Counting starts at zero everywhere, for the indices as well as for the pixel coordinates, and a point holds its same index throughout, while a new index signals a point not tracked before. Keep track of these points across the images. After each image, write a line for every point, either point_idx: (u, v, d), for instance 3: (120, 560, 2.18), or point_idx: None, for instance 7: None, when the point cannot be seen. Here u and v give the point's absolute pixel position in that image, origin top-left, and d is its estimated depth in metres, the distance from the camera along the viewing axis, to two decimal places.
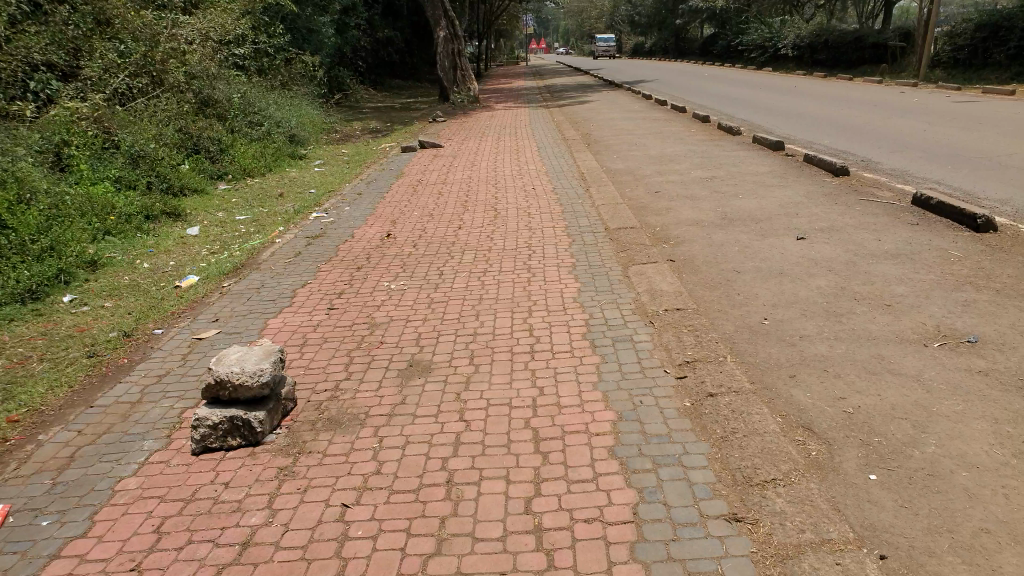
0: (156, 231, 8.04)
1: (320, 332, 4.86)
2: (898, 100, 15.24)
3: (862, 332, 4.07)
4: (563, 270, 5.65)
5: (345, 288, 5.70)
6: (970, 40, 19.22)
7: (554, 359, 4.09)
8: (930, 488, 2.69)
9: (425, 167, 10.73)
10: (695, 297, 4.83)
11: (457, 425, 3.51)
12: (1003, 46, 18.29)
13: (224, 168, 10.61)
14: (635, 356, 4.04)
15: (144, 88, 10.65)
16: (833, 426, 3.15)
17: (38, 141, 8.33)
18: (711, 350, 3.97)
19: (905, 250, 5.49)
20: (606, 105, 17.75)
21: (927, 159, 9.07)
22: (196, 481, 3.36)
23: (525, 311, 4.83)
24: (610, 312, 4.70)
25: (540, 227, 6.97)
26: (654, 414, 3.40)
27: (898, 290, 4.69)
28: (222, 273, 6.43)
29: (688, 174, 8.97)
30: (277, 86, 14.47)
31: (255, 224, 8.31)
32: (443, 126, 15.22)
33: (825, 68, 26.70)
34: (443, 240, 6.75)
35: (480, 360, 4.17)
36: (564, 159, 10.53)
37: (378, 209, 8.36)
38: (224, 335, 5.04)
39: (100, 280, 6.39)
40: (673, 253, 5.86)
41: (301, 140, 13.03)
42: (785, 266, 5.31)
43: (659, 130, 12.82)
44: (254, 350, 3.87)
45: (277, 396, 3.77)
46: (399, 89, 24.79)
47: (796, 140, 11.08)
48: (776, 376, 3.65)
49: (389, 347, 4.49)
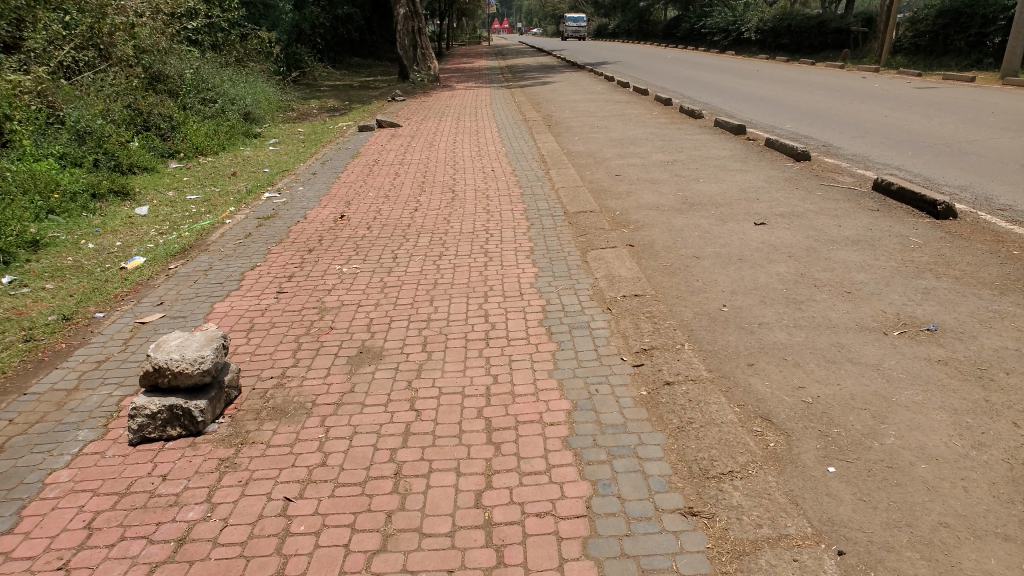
0: (103, 210, 7.71)
1: (269, 317, 4.66)
2: (861, 85, 15.33)
3: (821, 319, 4.03)
4: (521, 254, 5.52)
5: (295, 271, 5.50)
6: (932, 25, 19.35)
7: (510, 346, 3.97)
8: (889, 480, 2.64)
9: (382, 147, 10.48)
10: (653, 283, 4.74)
11: (408, 414, 3.36)
12: (965, 31, 18.42)
13: (175, 146, 10.24)
14: (591, 343, 3.94)
15: (91, 62, 10.36)
16: (791, 416, 3.09)
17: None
18: (669, 338, 3.89)
19: (865, 236, 5.47)
20: (570, 86, 17.60)
21: (887, 144, 9.12)
22: (132, 472, 3.11)
23: (481, 296, 4.70)
24: (567, 298, 4.59)
25: (498, 210, 6.83)
26: (610, 403, 3.30)
27: (857, 277, 4.66)
28: (169, 255, 6.18)
29: (648, 157, 8.89)
30: (231, 63, 14.04)
31: (206, 204, 8.04)
32: (404, 106, 14.94)
33: (788, 52, 26.78)
34: (398, 223, 6.57)
35: (433, 347, 4.03)
36: (524, 141, 10.37)
37: (333, 190, 8.15)
38: (169, 319, 4.80)
39: (43, 260, 6.11)
40: (632, 238, 5.77)
41: (256, 119, 12.64)
42: (744, 251, 5.25)
43: (621, 112, 12.71)
44: (196, 337, 3.60)
45: (220, 383, 3.53)
46: (358, 68, 24.31)
47: (757, 124, 11.08)
48: (734, 364, 3.58)
49: (340, 333, 4.32)
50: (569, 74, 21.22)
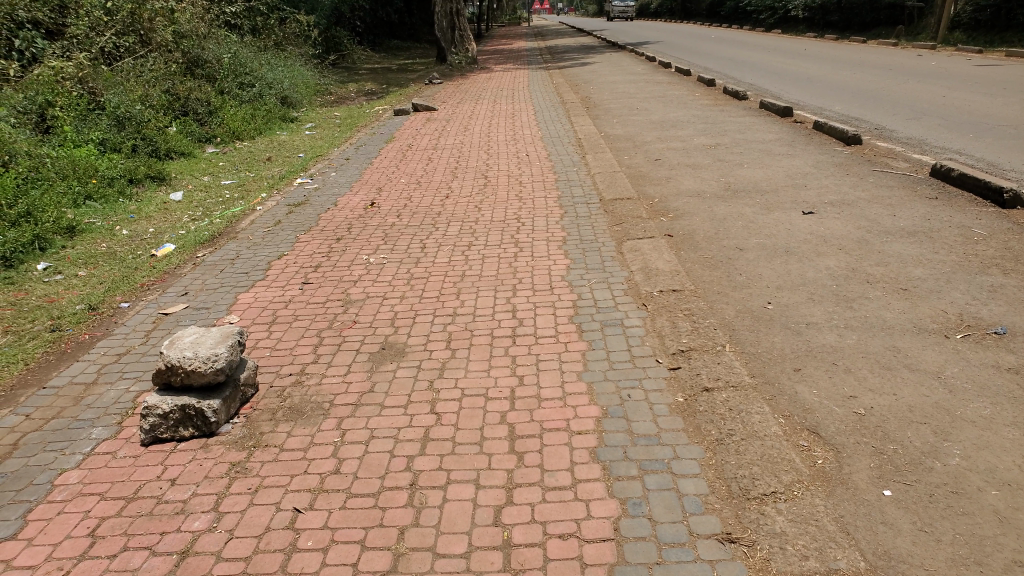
0: (139, 196, 7.65)
1: (292, 310, 4.51)
2: (915, 64, 14.67)
3: (876, 319, 3.74)
4: (554, 244, 5.30)
5: (321, 261, 5.34)
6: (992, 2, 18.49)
7: (539, 345, 3.75)
8: (954, 508, 2.38)
9: (417, 131, 10.30)
10: (693, 277, 4.47)
11: (427, 418, 3.17)
12: None
13: (212, 131, 10.13)
14: (625, 343, 3.70)
15: (131, 47, 10.46)
16: (842, 430, 2.82)
17: (19, 102, 8.13)
18: (708, 339, 3.62)
19: (923, 227, 5.12)
20: (610, 67, 17.21)
21: (944, 127, 8.64)
22: (141, 476, 2.94)
23: (509, 290, 4.49)
24: (601, 293, 4.35)
25: (531, 197, 6.60)
26: (643, 411, 3.07)
27: (914, 272, 4.34)
28: (198, 242, 6.08)
29: (690, 141, 8.55)
30: (270, 47, 13.98)
31: (239, 190, 7.96)
32: (441, 88, 14.75)
33: (837, 31, 25.91)
34: (429, 210, 6.39)
35: (458, 344, 3.83)
36: (562, 124, 10.08)
37: (366, 176, 8.00)
38: (191, 311, 4.68)
39: (77, 247, 6.06)
40: (671, 227, 5.50)
41: (294, 103, 12.51)
42: (790, 243, 4.94)
43: (663, 94, 12.32)
44: (210, 335, 3.40)
45: (235, 381, 3.34)
46: (398, 50, 24.10)
47: (805, 106, 10.63)
48: (779, 369, 3.31)
49: (362, 327, 4.15)
50: (609, 55, 20.77)
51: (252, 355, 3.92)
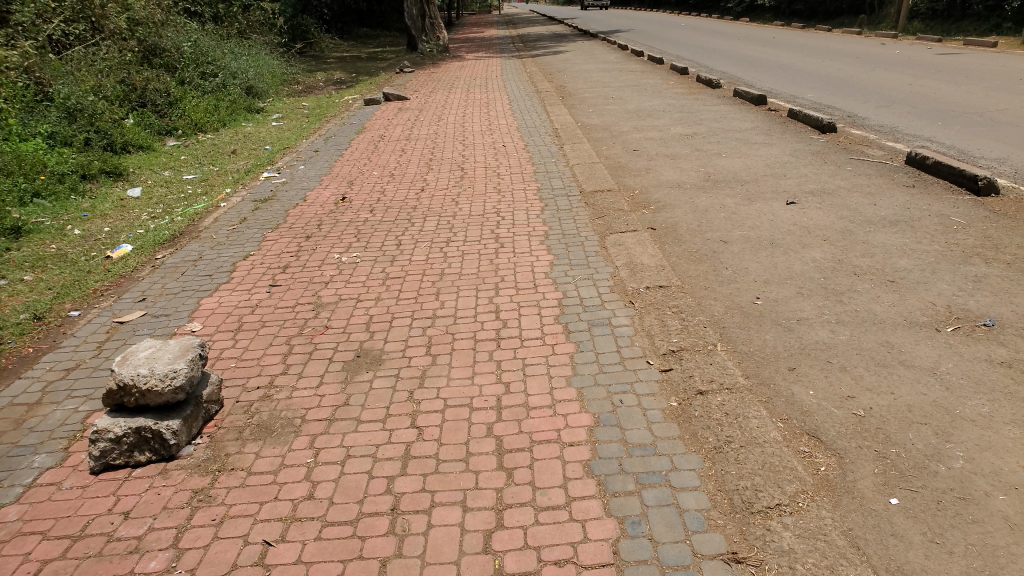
0: (93, 193, 7.35)
1: (259, 315, 4.33)
2: (880, 52, 14.73)
3: (866, 314, 3.63)
4: (535, 239, 5.15)
5: (291, 261, 5.13)
6: None
7: (524, 348, 3.61)
8: (964, 516, 2.27)
9: (388, 122, 10.07)
10: (679, 272, 4.36)
11: (408, 433, 3.05)
12: None
13: (173, 123, 9.78)
14: (614, 344, 3.57)
15: (82, 35, 10.08)
16: (842, 434, 2.72)
17: None
18: (699, 337, 3.51)
19: (904, 216, 5.05)
20: (580, 56, 17.08)
21: (914, 114, 8.61)
22: (91, 510, 2.81)
23: (491, 289, 4.33)
24: (586, 290, 4.21)
25: (509, 190, 6.43)
26: (637, 418, 2.98)
27: (900, 263, 4.24)
28: (157, 243, 5.82)
29: (666, 130, 8.44)
30: (233, 35, 13.60)
31: (203, 185, 7.68)
32: (411, 77, 14.49)
33: (802, 19, 26.02)
34: (404, 205, 6.20)
35: (438, 349, 3.68)
36: (537, 114, 9.92)
37: (335, 168, 7.77)
38: (149, 319, 4.48)
39: (25, 249, 5.76)
40: (653, 220, 5.38)
41: (259, 93, 12.15)
42: (774, 235, 4.84)
43: (637, 82, 12.21)
44: (168, 350, 3.33)
45: (196, 399, 3.26)
46: (365, 38, 23.67)
47: (777, 94, 10.56)
48: (773, 368, 3.20)
49: (335, 333, 3.98)
50: (580, 43, 20.59)
51: (217, 368, 3.76)
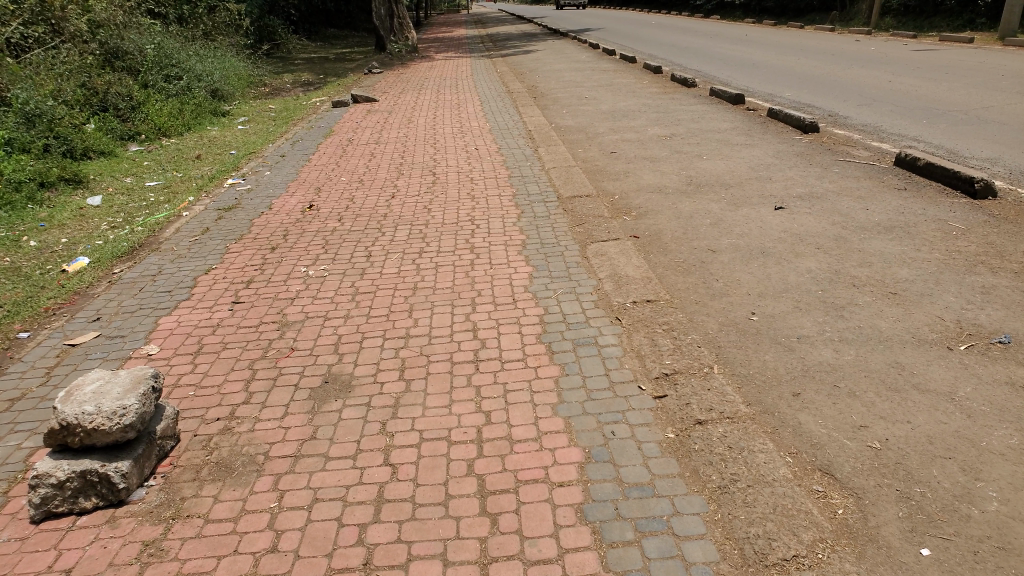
0: (52, 202, 6.95)
1: (220, 336, 3.95)
2: (855, 49, 14.65)
3: (871, 331, 3.40)
4: (512, 250, 4.88)
5: (255, 275, 4.77)
6: None
7: (505, 371, 3.32)
8: (1006, 570, 2.05)
9: (358, 124, 9.76)
10: (666, 285, 4.11)
11: (381, 472, 2.75)
12: None
13: (136, 128, 9.38)
14: (601, 366, 3.29)
15: (41, 38, 9.65)
16: (857, 470, 2.48)
17: None
18: (694, 358, 3.25)
19: (899, 221, 4.86)
20: (553, 55, 16.84)
21: (897, 113, 8.47)
22: (28, 567, 2.47)
23: (468, 305, 4.04)
24: (569, 306, 3.94)
25: (484, 196, 6.15)
26: (632, 453, 2.70)
27: (900, 273, 4.03)
28: (115, 256, 5.36)
29: (644, 131, 8.21)
30: (198, 37, 13.18)
31: (165, 192, 7.31)
32: (381, 78, 14.15)
33: (773, 16, 25.95)
34: (374, 213, 5.90)
35: (413, 374, 3.38)
36: (510, 115, 9.65)
37: (302, 174, 7.45)
38: (103, 342, 4.05)
39: None
40: (636, 227, 5.13)
41: (225, 96, 11.73)
42: (764, 243, 4.61)
43: (611, 82, 11.98)
44: (117, 381, 2.92)
45: (150, 436, 2.87)
46: (334, 39, 23.24)
47: (755, 93, 10.39)
48: (777, 395, 2.95)
49: (301, 356, 3.63)
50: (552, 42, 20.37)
51: (171, 398, 3.36)
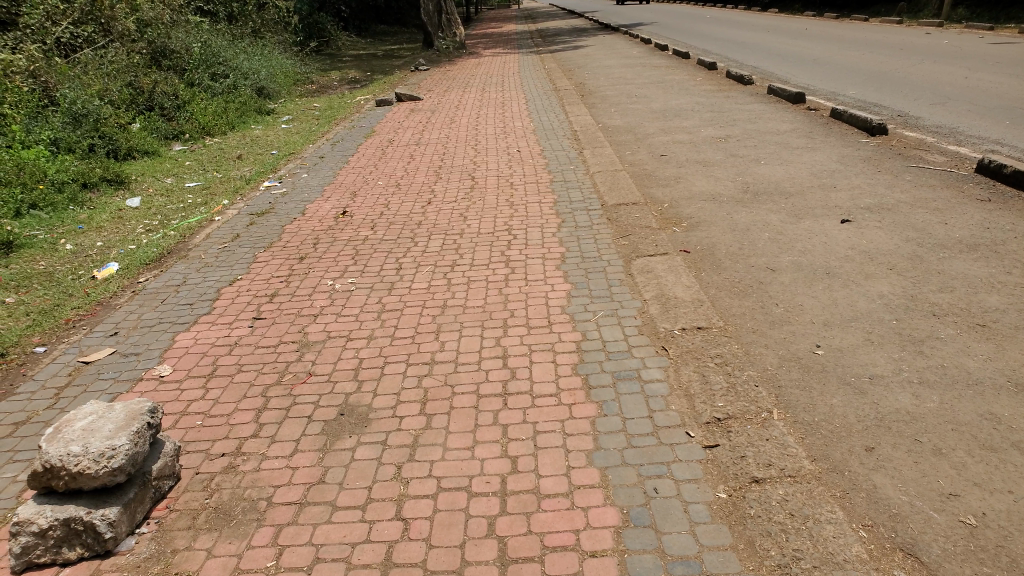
0: (92, 202, 6.82)
1: (237, 357, 3.66)
2: (923, 43, 13.91)
3: (957, 372, 2.98)
4: (550, 263, 4.54)
5: (280, 288, 4.50)
6: None
7: (535, 409, 2.97)
8: None
9: (401, 124, 9.52)
10: (719, 309, 3.72)
11: (392, 526, 2.43)
12: None
13: (181, 127, 9.23)
14: (643, 405, 2.92)
15: (91, 38, 9.64)
16: (947, 554, 2.09)
17: None
18: (750, 401, 2.87)
19: (981, 238, 4.38)
20: (603, 51, 16.39)
21: (973, 113, 7.87)
22: None
23: (499, 328, 3.71)
24: (609, 331, 3.59)
25: (525, 203, 5.82)
26: (676, 517, 2.34)
27: (987, 301, 3.57)
28: (144, 262, 5.15)
29: (698, 132, 7.76)
30: (246, 35, 13.10)
31: (203, 193, 7.15)
32: (428, 76, 13.90)
33: (834, 10, 25.02)
34: (408, 220, 5.63)
35: (436, 407, 3.06)
36: (556, 115, 9.29)
37: (340, 177, 7.22)
38: (117, 359, 3.78)
39: (12, 266, 5.18)
40: (686, 240, 4.74)
41: (271, 94, 11.57)
42: (829, 261, 4.18)
43: (663, 79, 11.51)
44: (110, 416, 2.61)
45: (144, 477, 2.56)
46: (384, 36, 23.16)
47: (816, 91, 9.83)
48: (847, 449, 2.56)
49: (317, 383, 3.33)
50: (603, 37, 19.91)
51: (177, 428, 3.08)
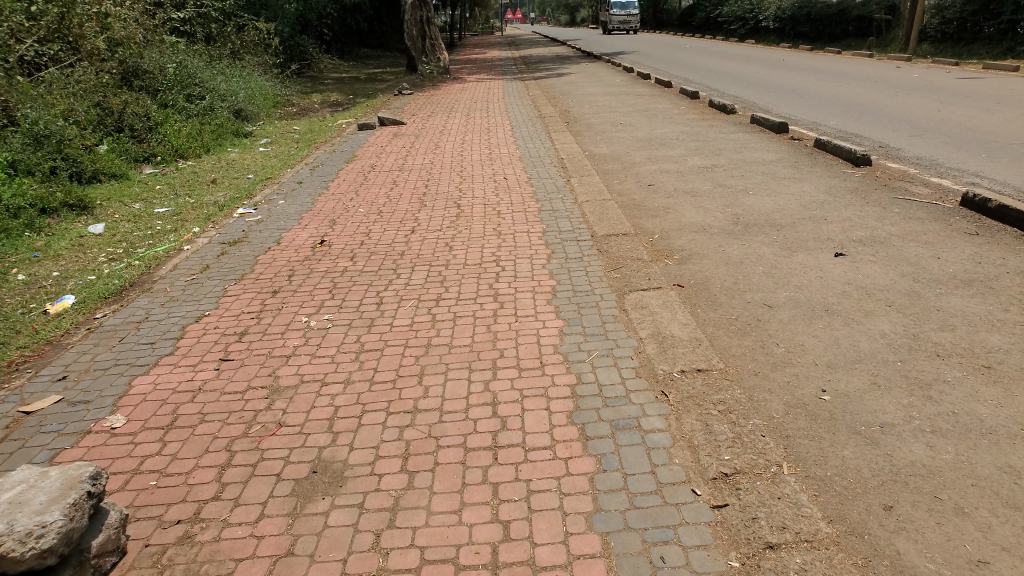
0: (51, 229, 6.52)
1: (200, 405, 3.41)
2: (897, 75, 14.06)
3: (971, 418, 2.83)
4: (540, 298, 4.36)
5: (250, 325, 4.26)
6: (959, 13, 18.05)
7: (528, 465, 2.77)
8: None
9: (382, 149, 9.34)
10: (719, 349, 3.55)
11: None
12: (994, 18, 17.19)
13: (152, 149, 8.99)
14: (645, 459, 2.74)
15: (58, 56, 9.36)
16: None
17: None
18: (758, 455, 2.69)
19: (976, 273, 4.27)
20: (585, 78, 16.41)
21: (953, 145, 7.87)
22: None
23: (486, 370, 3.51)
24: (605, 373, 3.40)
25: (511, 233, 5.64)
26: None
27: (990, 341, 3.44)
28: (102, 296, 4.88)
29: (683, 161, 7.67)
30: (225, 56, 12.91)
31: (173, 219, 6.88)
32: (410, 100, 13.78)
33: (808, 41, 25.38)
34: (390, 250, 5.42)
35: (418, 463, 2.84)
36: (540, 142, 9.17)
37: (318, 204, 7.00)
38: (62, 409, 3.50)
39: None
40: (679, 274, 4.58)
41: (249, 116, 11.37)
42: (826, 298, 4.04)
43: (646, 107, 11.47)
44: (44, 485, 2.35)
45: (80, 556, 2.28)
46: (366, 59, 23.10)
47: (798, 121, 9.82)
48: (864, 509, 2.39)
49: (288, 435, 3.09)
50: (584, 65, 19.96)
51: (127, 491, 2.82)
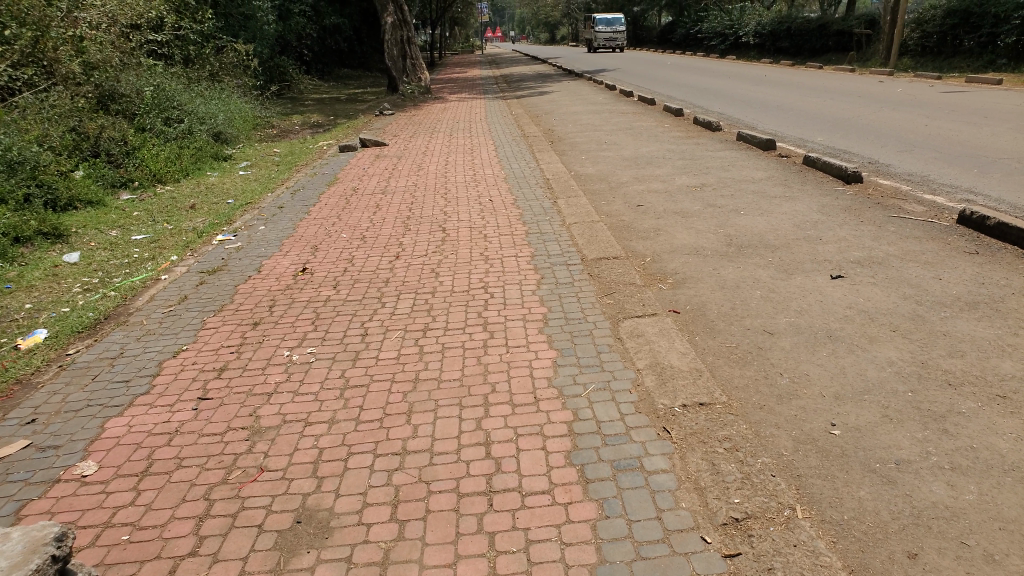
0: (23, 258, 6.30)
1: (177, 449, 3.22)
2: (880, 90, 14.10)
3: (990, 453, 2.69)
4: (532, 326, 4.20)
5: (230, 360, 4.07)
6: (938, 28, 18.21)
7: (527, 511, 2.60)
8: None
9: (365, 171, 9.19)
10: (720, 380, 3.41)
11: None
12: (974, 32, 17.35)
13: (130, 174, 8.83)
14: (650, 503, 2.58)
15: None
16: None
17: None
18: (770, 498, 2.54)
19: (980, 295, 4.16)
20: (569, 97, 16.38)
21: (942, 161, 7.82)
22: None
23: (478, 406, 3.34)
24: (603, 407, 3.24)
25: (499, 257, 5.49)
26: None
27: (1002, 367, 3.31)
28: (76, 330, 4.68)
29: (672, 181, 7.56)
30: (204, 79, 12.76)
31: (151, 247, 6.69)
32: (393, 121, 13.67)
33: (789, 57, 25.58)
34: (375, 277, 5.26)
35: (408, 511, 2.66)
36: (525, 162, 9.05)
37: (300, 229, 6.83)
38: (30, 455, 3.29)
39: None
40: (674, 300, 4.44)
41: (229, 139, 11.30)
42: (828, 323, 3.91)
43: (630, 125, 11.41)
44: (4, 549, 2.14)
45: None
46: (347, 80, 23.00)
47: (784, 138, 9.77)
48: (887, 557, 2.24)
49: (270, 481, 2.91)
50: (567, 83, 19.96)
51: (97, 547, 2.62)
